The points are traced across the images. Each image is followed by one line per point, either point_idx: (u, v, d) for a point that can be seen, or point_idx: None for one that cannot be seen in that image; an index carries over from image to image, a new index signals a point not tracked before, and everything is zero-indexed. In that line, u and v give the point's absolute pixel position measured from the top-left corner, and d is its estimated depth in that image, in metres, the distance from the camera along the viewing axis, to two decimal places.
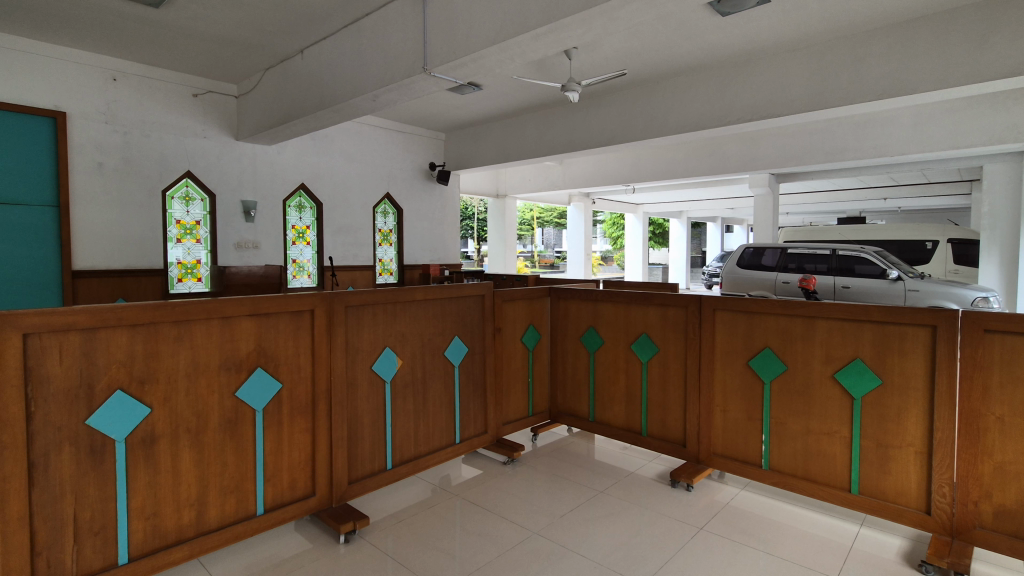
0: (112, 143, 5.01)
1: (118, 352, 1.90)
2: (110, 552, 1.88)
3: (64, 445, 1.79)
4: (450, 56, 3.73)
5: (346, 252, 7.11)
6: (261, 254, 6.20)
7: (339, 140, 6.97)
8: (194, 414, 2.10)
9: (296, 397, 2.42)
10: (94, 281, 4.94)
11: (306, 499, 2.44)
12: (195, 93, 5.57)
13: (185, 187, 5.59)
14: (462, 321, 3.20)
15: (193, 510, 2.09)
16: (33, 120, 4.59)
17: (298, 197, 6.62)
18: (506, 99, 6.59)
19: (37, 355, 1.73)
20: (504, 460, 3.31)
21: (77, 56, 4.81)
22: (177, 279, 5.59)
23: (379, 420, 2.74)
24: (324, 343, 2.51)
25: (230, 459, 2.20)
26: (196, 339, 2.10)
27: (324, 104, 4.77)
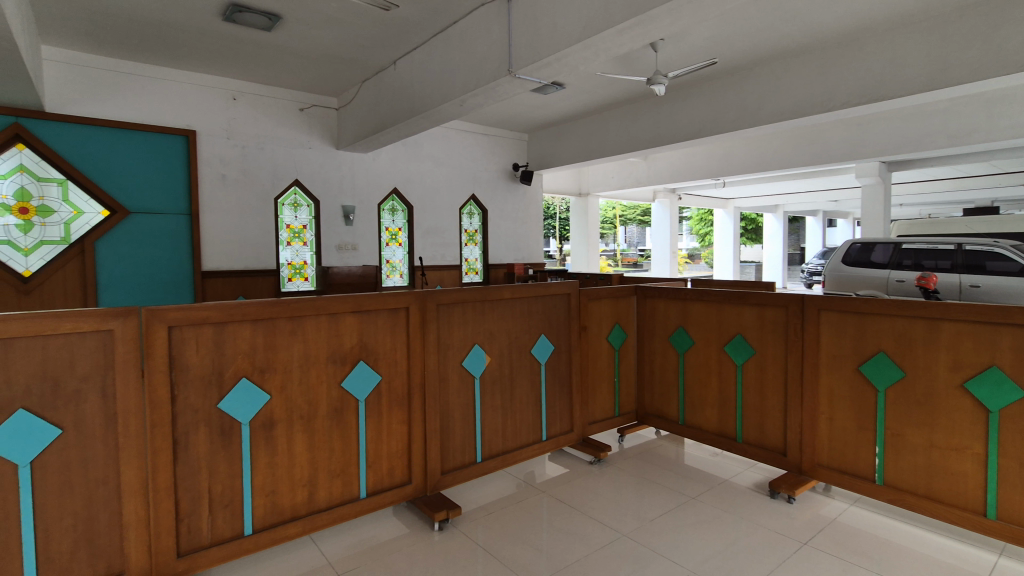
0: (233, 156, 5.59)
1: (243, 344, 2.12)
2: (237, 523, 2.10)
3: (201, 425, 2.02)
4: (535, 56, 3.77)
5: (435, 252, 7.40)
6: (359, 255, 6.61)
7: (428, 145, 7.27)
8: (305, 402, 2.28)
9: (393, 390, 2.57)
10: (219, 280, 5.53)
11: (403, 486, 2.58)
12: (301, 107, 6.07)
13: (293, 194, 6.11)
14: (548, 319, 3.22)
15: (305, 491, 2.28)
16: (170, 138, 5.21)
17: (391, 201, 6.99)
18: (589, 96, 6.52)
19: (179, 345, 1.97)
20: (590, 460, 3.29)
21: (203, 81, 5.41)
22: (287, 279, 6.12)
23: (469, 415, 2.83)
24: (418, 338, 2.64)
25: (337, 445, 2.38)
26: (307, 333, 2.28)
27: (415, 111, 4.99)
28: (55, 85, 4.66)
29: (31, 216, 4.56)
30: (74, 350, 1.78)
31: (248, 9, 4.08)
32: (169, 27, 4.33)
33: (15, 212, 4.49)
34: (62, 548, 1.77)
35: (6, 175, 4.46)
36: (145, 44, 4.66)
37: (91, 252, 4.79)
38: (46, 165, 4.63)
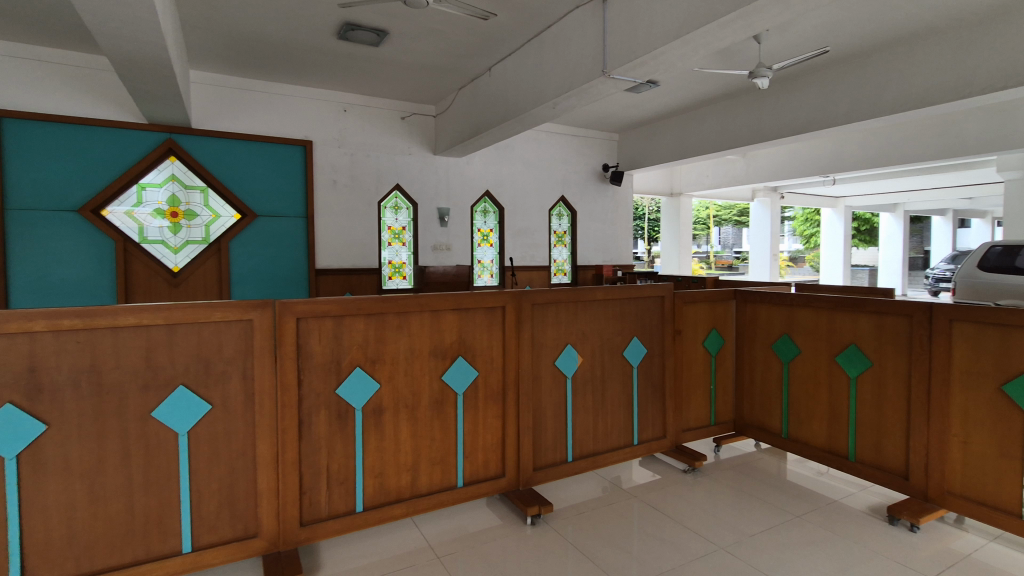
0: (343, 163, 6.05)
1: (357, 336, 2.30)
2: (350, 500, 2.29)
3: (322, 408, 2.23)
4: (631, 56, 3.72)
5: (525, 253, 7.52)
6: (453, 255, 6.88)
7: (519, 148, 7.41)
8: (410, 392, 2.44)
9: (489, 385, 2.66)
10: (330, 278, 6.02)
11: (497, 479, 2.67)
12: (403, 116, 6.44)
13: (395, 198, 6.51)
14: (642, 321, 3.18)
15: (409, 476, 2.44)
16: (290, 148, 5.75)
17: (483, 203, 7.21)
18: (684, 92, 6.32)
19: (305, 334, 2.19)
20: (684, 468, 3.20)
21: (319, 95, 5.92)
22: (388, 277, 6.53)
23: (561, 414, 2.87)
24: (513, 337, 2.71)
25: (437, 435, 2.51)
26: (412, 328, 2.44)
27: (509, 115, 5.12)
28: (199, 104, 5.32)
29: (180, 220, 5.25)
30: (222, 336, 2.04)
31: (359, 27, 4.41)
32: (291, 47, 4.78)
33: (168, 216, 5.20)
34: (210, 508, 2.03)
35: (162, 184, 5.17)
36: (271, 64, 5.19)
37: (226, 251, 5.42)
38: (192, 174, 5.29)
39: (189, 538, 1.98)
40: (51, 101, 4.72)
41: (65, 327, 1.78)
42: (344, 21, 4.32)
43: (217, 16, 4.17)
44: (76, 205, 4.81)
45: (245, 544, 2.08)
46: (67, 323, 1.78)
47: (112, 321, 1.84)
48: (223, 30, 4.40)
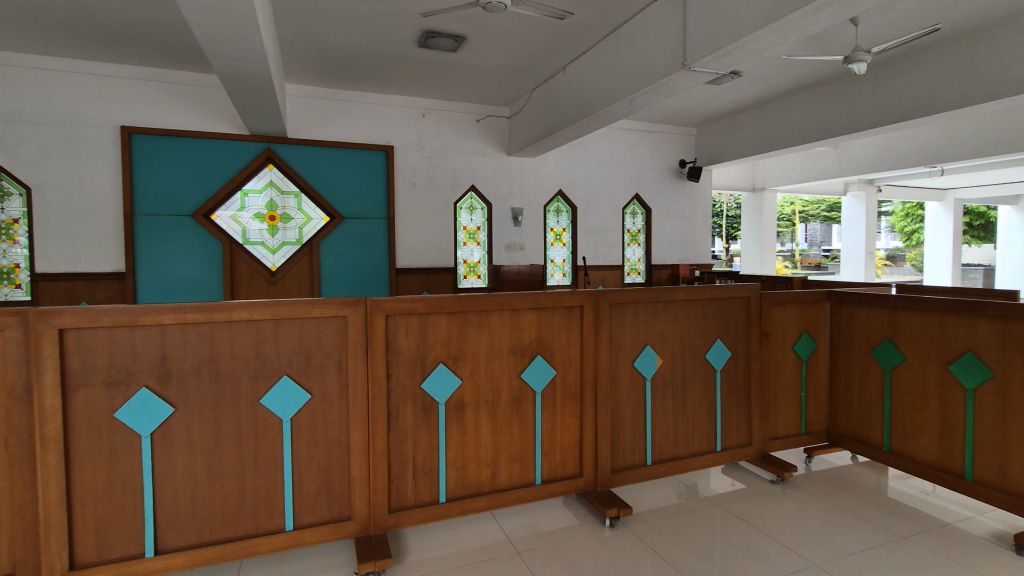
0: (421, 166, 6.28)
1: (440, 333, 2.39)
2: (434, 491, 2.38)
3: (408, 401, 2.33)
4: (714, 47, 3.58)
5: (598, 252, 7.45)
6: (526, 255, 6.95)
7: (592, 146, 7.34)
8: (490, 389, 2.49)
9: (567, 384, 2.66)
10: (409, 277, 6.27)
11: (575, 478, 2.67)
12: (478, 118, 6.58)
13: (470, 199, 6.66)
14: (725, 323, 3.05)
15: (489, 470, 2.49)
16: (373, 154, 6.04)
17: (556, 202, 7.21)
18: (769, 82, 5.98)
19: (393, 331, 2.30)
20: (772, 478, 3.05)
21: (399, 101, 6.18)
22: (463, 276, 6.69)
23: (640, 416, 2.81)
24: (591, 337, 2.70)
25: (516, 432, 2.55)
26: (493, 326, 2.49)
27: (583, 114, 5.09)
28: (295, 115, 5.73)
29: (277, 223, 5.68)
30: (320, 331, 2.19)
31: (438, 34, 4.56)
32: (375, 57, 5.03)
33: (266, 220, 5.65)
34: (309, 490, 2.18)
35: (262, 190, 5.62)
36: (356, 74, 5.48)
37: (316, 252, 5.79)
38: (287, 180, 5.70)
39: (291, 517, 2.15)
40: (170, 117, 5.26)
41: (189, 320, 1.98)
42: (425, 30, 4.48)
43: (310, 33, 4.47)
44: (189, 210, 5.33)
45: (340, 526, 2.21)
46: (191, 316, 1.98)
47: (227, 315, 2.03)
48: (314, 44, 4.70)
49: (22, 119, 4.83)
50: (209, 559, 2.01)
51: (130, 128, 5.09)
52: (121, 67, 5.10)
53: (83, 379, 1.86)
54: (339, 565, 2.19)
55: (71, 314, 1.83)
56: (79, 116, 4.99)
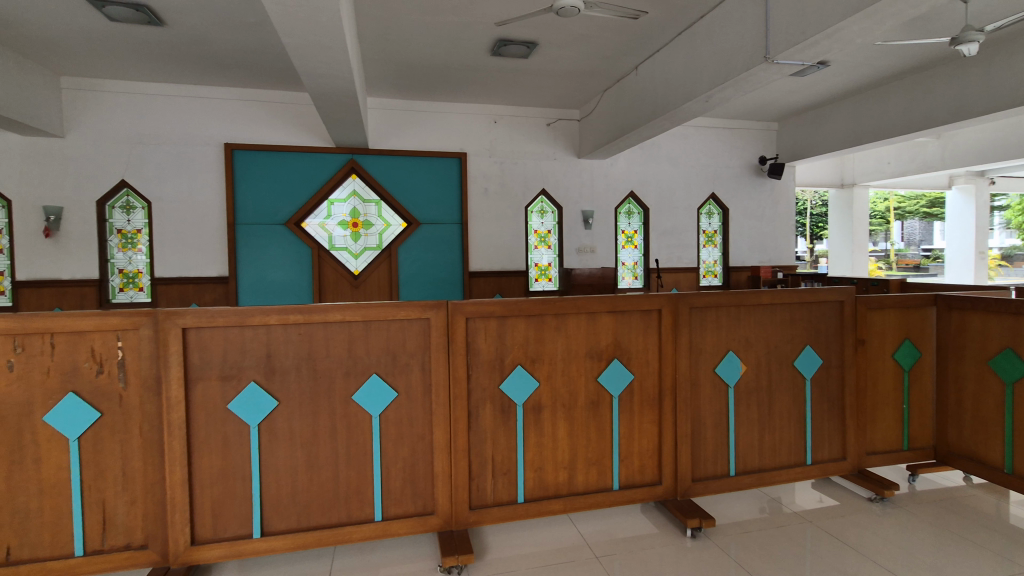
0: (493, 171, 6.41)
1: (518, 336, 2.42)
2: (512, 490, 2.42)
3: (488, 402, 2.39)
4: (800, 37, 3.39)
5: (671, 254, 7.25)
6: (597, 257, 6.89)
7: (665, 145, 7.17)
8: (567, 392, 2.50)
9: (645, 390, 2.61)
10: (482, 280, 6.41)
11: (653, 486, 2.61)
12: (548, 122, 6.62)
13: (541, 203, 6.69)
14: (816, 329, 2.88)
15: (566, 473, 2.50)
16: (447, 161, 6.24)
17: (627, 204, 7.09)
18: (862, 70, 5.56)
19: (473, 333, 2.37)
20: (870, 496, 2.83)
21: (471, 109, 6.34)
22: (534, 279, 6.73)
23: (722, 425, 2.71)
24: (670, 341, 2.63)
25: (593, 436, 2.53)
26: (569, 329, 2.49)
27: (657, 113, 4.98)
28: (375, 127, 6.04)
29: (359, 229, 6.01)
30: (405, 332, 2.30)
31: (511, 42, 4.64)
32: (449, 67, 5.19)
33: (350, 226, 5.98)
34: (396, 484, 2.29)
35: (346, 199, 5.96)
36: (431, 85, 5.68)
37: (395, 257, 6.06)
38: (368, 189, 6.02)
39: (380, 508, 2.26)
40: (265, 133, 5.70)
41: (290, 321, 2.14)
42: (498, 38, 4.57)
43: (389, 48, 4.69)
44: (282, 219, 5.75)
45: (424, 520, 2.31)
46: (293, 317, 2.14)
47: (323, 317, 2.18)
48: (393, 59, 4.93)
49: (144, 141, 5.43)
50: (307, 544, 2.17)
51: (232, 145, 5.58)
52: (223, 89, 5.60)
53: (202, 373, 2.06)
54: (423, 557, 2.28)
55: (191, 315, 2.04)
56: (189, 136, 5.53)
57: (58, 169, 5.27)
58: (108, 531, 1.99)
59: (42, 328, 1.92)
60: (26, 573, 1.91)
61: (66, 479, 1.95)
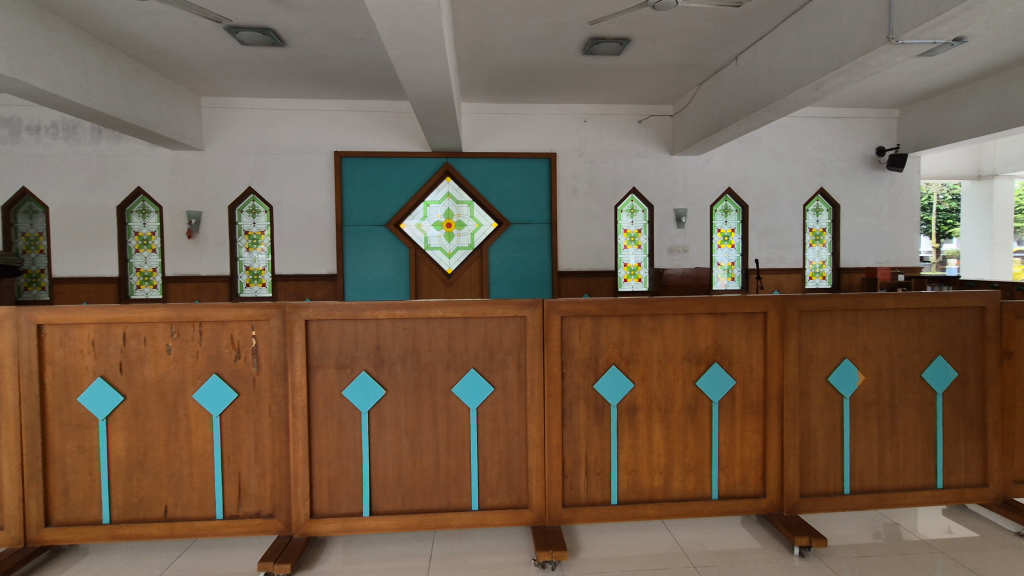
0: (583, 171, 6.39)
1: (613, 336, 2.40)
2: (606, 491, 2.41)
3: (582, 400, 2.39)
4: (931, 14, 3.04)
5: (772, 254, 6.81)
6: (690, 257, 6.64)
7: (767, 138, 6.75)
8: (664, 395, 2.43)
9: (748, 397, 2.48)
10: (571, 279, 6.41)
11: (757, 498, 2.48)
12: (639, 119, 6.47)
13: (631, 202, 6.56)
14: (949, 338, 2.57)
15: (662, 478, 2.44)
16: (537, 161, 6.30)
17: (724, 201, 6.76)
18: (1007, 44, 4.87)
19: (567, 331, 2.38)
20: (1016, 530, 2.48)
21: (561, 109, 6.35)
22: (623, 279, 6.61)
23: (835, 438, 2.51)
24: (776, 347, 2.47)
25: (691, 441, 2.45)
26: (667, 330, 2.43)
27: (759, 105, 4.70)
28: (468, 131, 6.24)
29: (453, 230, 6.26)
30: (502, 329, 2.36)
31: (603, 39, 4.60)
32: (541, 69, 5.25)
33: (444, 227, 6.24)
34: (492, 475, 2.36)
35: (441, 201, 6.23)
36: (523, 87, 5.76)
37: (486, 256, 6.24)
38: (462, 190, 6.25)
39: (477, 498, 2.35)
40: (369, 141, 6.10)
41: (397, 316, 2.28)
42: (590, 37, 4.55)
43: (484, 53, 4.83)
44: (383, 221, 6.12)
45: (518, 513, 2.36)
46: (399, 312, 2.28)
47: (426, 312, 2.30)
48: (486, 64, 5.07)
49: (266, 151, 6.02)
50: (411, 525, 2.30)
51: (340, 153, 6.03)
52: (332, 101, 6.05)
53: (321, 360, 2.26)
54: (518, 549, 2.33)
55: (312, 308, 2.24)
56: (304, 145, 6.05)
57: (198, 178, 5.99)
58: (242, 499, 2.24)
59: (193, 317, 2.20)
60: (180, 529, 2.20)
61: (210, 450, 2.22)
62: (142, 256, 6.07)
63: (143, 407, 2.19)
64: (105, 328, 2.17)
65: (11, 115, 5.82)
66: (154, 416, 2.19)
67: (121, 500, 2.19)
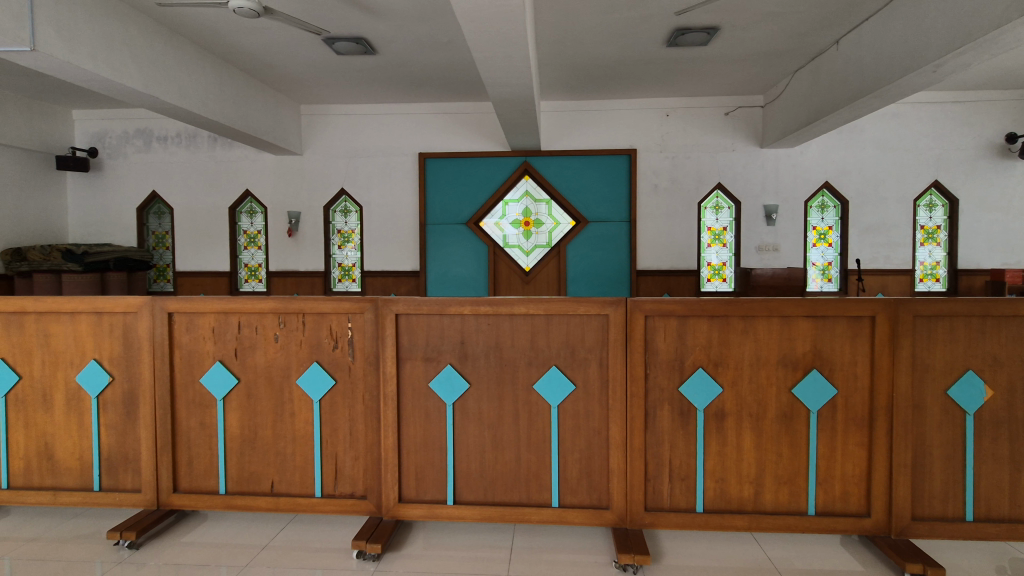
0: (665, 167, 6.20)
1: (701, 337, 2.31)
2: (690, 498, 2.33)
3: (666, 403, 2.33)
4: None
5: (876, 254, 6.25)
6: (781, 257, 6.24)
7: (872, 127, 6.20)
8: (756, 401, 2.31)
9: (851, 408, 2.29)
10: (650, 279, 6.24)
11: (860, 517, 2.29)
12: (726, 112, 6.16)
13: (716, 198, 6.28)
14: None
15: (752, 488, 2.32)
16: (616, 158, 6.20)
17: (820, 197, 6.29)
18: None
19: (652, 331, 2.32)
20: None
21: (642, 104, 6.19)
22: (706, 279, 6.33)
23: (955, 458, 2.26)
24: (885, 355, 2.26)
25: (785, 452, 2.31)
26: (759, 333, 2.30)
27: (864, 91, 4.31)
28: (547, 129, 6.25)
29: (531, 228, 6.31)
30: (584, 327, 2.34)
31: (690, 30, 4.43)
32: (622, 64, 5.15)
33: (522, 225, 6.32)
34: (572, 473, 2.36)
35: (519, 199, 6.30)
36: (603, 83, 5.68)
37: (563, 255, 6.23)
38: (540, 189, 6.28)
39: (557, 495, 2.35)
40: (451, 141, 6.28)
41: (481, 311, 2.34)
42: (676, 28, 4.40)
43: (564, 50, 4.81)
44: (463, 219, 6.29)
45: (599, 513, 2.33)
46: (483, 308, 2.34)
47: (509, 309, 2.33)
48: (567, 61, 5.04)
49: (356, 154, 6.38)
50: (492, 517, 2.35)
51: (424, 154, 6.26)
52: (417, 105, 6.29)
53: (409, 353, 2.36)
54: (598, 550, 2.31)
55: (403, 302, 2.34)
56: (390, 148, 6.34)
57: (297, 180, 6.47)
58: (338, 480, 2.39)
59: (297, 308, 2.37)
60: (284, 503, 2.39)
61: (310, 433, 2.39)
62: (250, 253, 6.64)
63: (253, 390, 2.40)
64: (223, 318, 2.40)
65: (144, 127, 6.59)
66: (263, 398, 2.40)
67: (235, 473, 2.42)
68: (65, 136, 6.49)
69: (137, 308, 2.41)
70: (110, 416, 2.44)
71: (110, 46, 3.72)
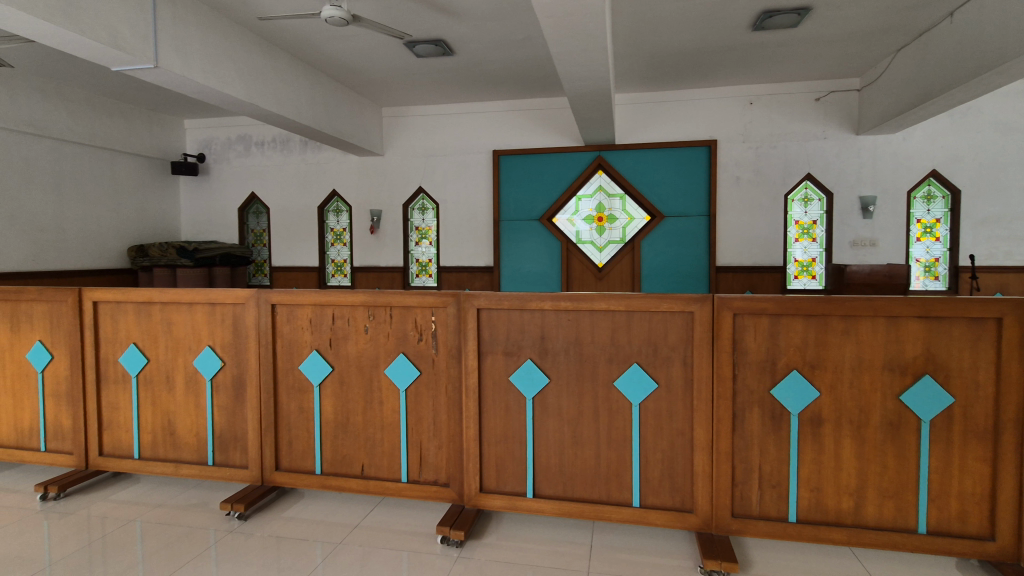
0: (748, 158, 5.89)
1: (795, 337, 2.18)
2: (782, 507, 2.21)
3: (755, 405, 2.22)
4: None
5: (994, 249, 5.60)
6: (879, 252, 5.76)
7: (991, 107, 5.55)
8: (857, 407, 2.15)
9: (972, 418, 2.07)
10: (730, 275, 5.97)
11: (982, 541, 2.07)
12: (817, 97, 5.76)
13: (804, 189, 5.89)
14: None
15: (853, 500, 2.16)
16: (695, 150, 5.96)
17: (926, 186, 5.73)
18: None
19: (741, 329, 2.22)
20: None
21: (724, 92, 5.92)
22: (794, 276, 5.97)
23: None
24: (1014, 361, 2.02)
25: (891, 462, 2.13)
26: (862, 334, 2.13)
27: (982, 68, 3.88)
28: (622, 122, 6.13)
29: (604, 223, 6.23)
30: (667, 324, 2.28)
31: (778, 12, 4.18)
32: (703, 52, 4.95)
33: (595, 221, 6.25)
34: (654, 474, 2.30)
35: (593, 194, 6.23)
36: (682, 72, 5.49)
37: (638, 250, 6.10)
38: (614, 184, 6.18)
39: (638, 495, 2.31)
40: (524, 138, 6.32)
41: (562, 306, 2.34)
42: (763, 10, 4.16)
43: (642, 40, 4.69)
44: (536, 215, 6.31)
45: (682, 516, 2.27)
46: (564, 304, 2.33)
47: (590, 305, 2.31)
48: (644, 51, 4.91)
49: (432, 153, 6.57)
50: (572, 512, 2.35)
51: (498, 151, 6.33)
52: (491, 103, 6.38)
53: (490, 347, 2.41)
54: (681, 553, 2.24)
55: (485, 297, 2.39)
56: (465, 146, 6.48)
57: (378, 180, 6.76)
58: (423, 467, 2.48)
59: (385, 301, 2.49)
60: (373, 486, 2.52)
61: (397, 421, 2.50)
62: (336, 249, 7.04)
63: (346, 378, 2.54)
64: (318, 310, 2.57)
65: (244, 133, 7.14)
66: (354, 386, 2.53)
67: (330, 456, 2.58)
68: (178, 143, 7.17)
69: (244, 300, 2.63)
70: (222, 398, 2.68)
71: (219, 61, 4.07)
